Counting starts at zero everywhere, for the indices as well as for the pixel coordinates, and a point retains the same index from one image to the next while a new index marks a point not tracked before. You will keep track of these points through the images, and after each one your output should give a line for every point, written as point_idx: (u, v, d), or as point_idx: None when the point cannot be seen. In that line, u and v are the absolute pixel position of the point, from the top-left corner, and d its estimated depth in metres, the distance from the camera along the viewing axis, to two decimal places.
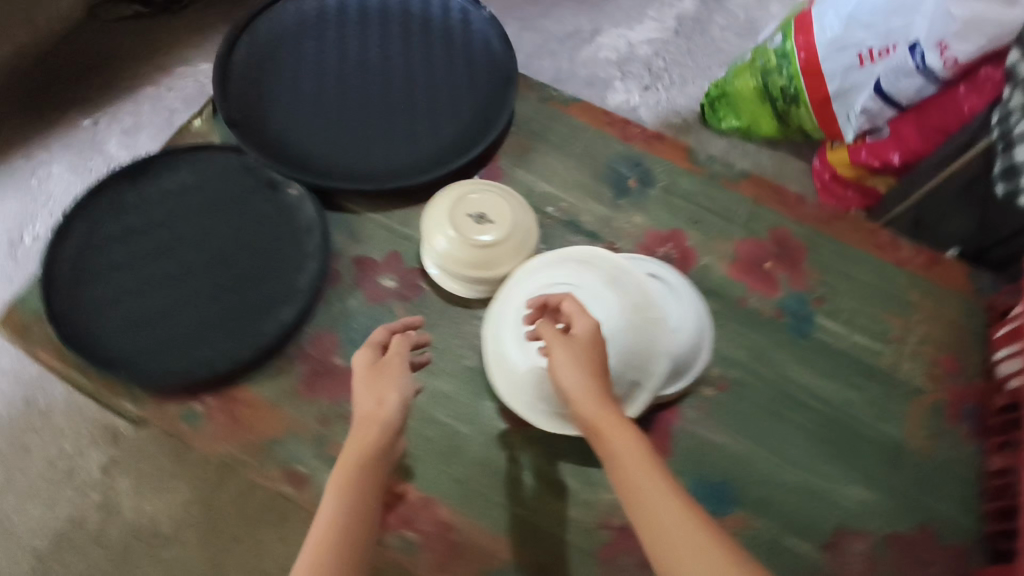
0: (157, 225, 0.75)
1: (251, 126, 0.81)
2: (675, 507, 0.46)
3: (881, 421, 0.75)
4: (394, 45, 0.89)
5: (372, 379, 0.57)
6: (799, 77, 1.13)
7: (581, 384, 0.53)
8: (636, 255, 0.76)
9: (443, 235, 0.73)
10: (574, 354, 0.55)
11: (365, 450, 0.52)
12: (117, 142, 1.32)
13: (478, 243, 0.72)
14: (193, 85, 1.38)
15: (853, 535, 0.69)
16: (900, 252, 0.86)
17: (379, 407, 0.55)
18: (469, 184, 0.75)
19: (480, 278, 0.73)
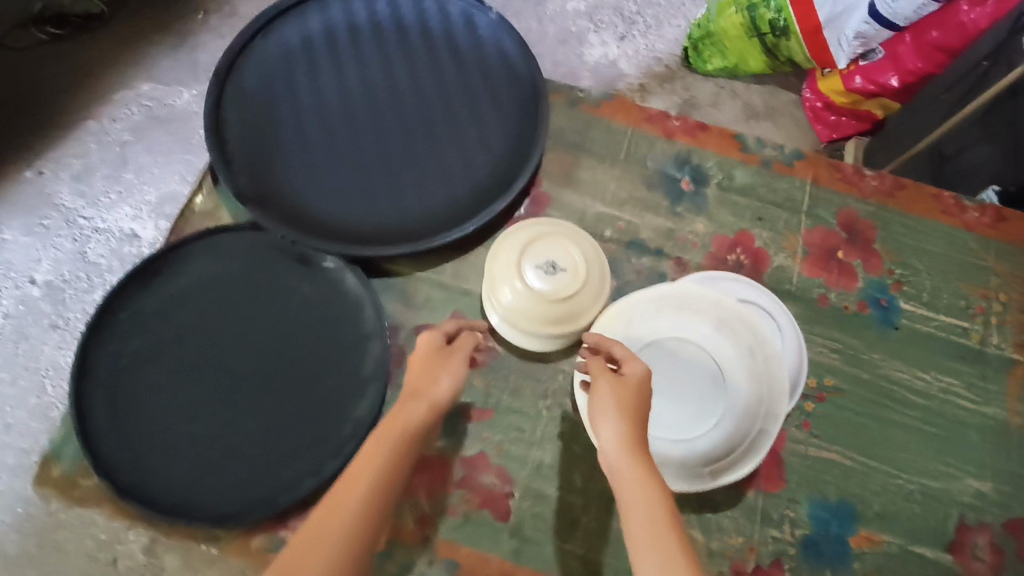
0: (188, 334, 0.67)
1: (267, 196, 0.71)
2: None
3: (980, 404, 0.73)
4: (399, 72, 0.80)
5: (433, 359, 0.57)
6: (787, 8, 1.25)
7: (620, 433, 0.45)
8: (714, 276, 0.70)
9: (510, 287, 0.67)
10: (619, 394, 0.48)
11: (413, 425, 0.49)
12: (70, 189, 1.17)
13: (551, 295, 0.65)
14: (139, 111, 1.23)
15: (977, 529, 0.67)
16: (967, 214, 0.81)
17: (425, 391, 0.54)
18: (543, 227, 0.68)
19: (557, 332, 0.66)
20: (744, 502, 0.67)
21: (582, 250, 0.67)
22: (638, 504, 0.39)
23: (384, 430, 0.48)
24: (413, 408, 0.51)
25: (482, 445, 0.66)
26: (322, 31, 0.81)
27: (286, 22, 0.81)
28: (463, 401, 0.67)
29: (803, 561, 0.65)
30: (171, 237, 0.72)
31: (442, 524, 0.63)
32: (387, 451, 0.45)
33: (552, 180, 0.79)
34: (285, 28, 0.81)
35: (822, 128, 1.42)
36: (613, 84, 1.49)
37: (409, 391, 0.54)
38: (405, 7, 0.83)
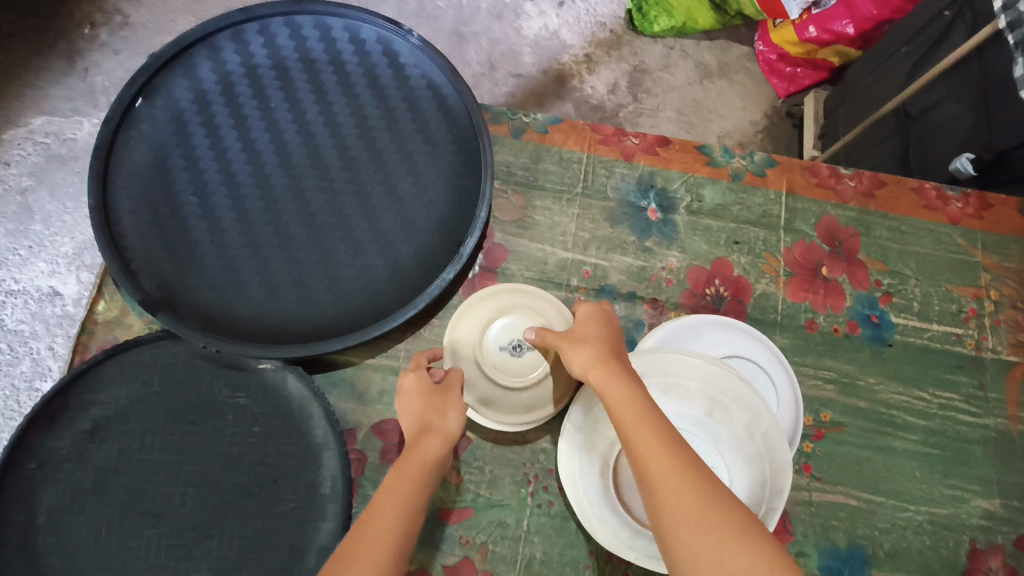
0: (112, 473, 0.59)
1: (180, 298, 0.63)
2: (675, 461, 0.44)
3: (982, 415, 0.68)
4: (315, 122, 0.70)
5: (433, 397, 0.57)
6: None
7: (591, 354, 0.54)
8: (701, 327, 0.63)
9: (478, 375, 0.62)
10: (578, 339, 0.56)
11: (421, 478, 0.51)
12: (9, 244, 1.21)
13: (516, 377, 0.63)
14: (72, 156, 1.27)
15: (989, 552, 0.64)
16: (950, 206, 0.76)
17: (432, 428, 0.55)
18: (497, 301, 0.65)
19: (536, 417, 0.61)
20: None
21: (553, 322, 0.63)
22: (621, 406, 0.48)
23: (393, 484, 0.50)
24: (419, 457, 0.53)
25: (464, 550, 0.60)
26: (217, 82, 0.70)
27: (171, 76, 0.69)
28: (438, 503, 0.61)
29: None
30: (76, 361, 0.63)
31: None
32: (394, 500, 0.49)
33: (505, 227, 0.71)
34: (172, 83, 0.69)
35: (777, 81, 1.37)
36: (557, 57, 1.38)
37: (413, 435, 0.55)
38: (312, 40, 0.72)
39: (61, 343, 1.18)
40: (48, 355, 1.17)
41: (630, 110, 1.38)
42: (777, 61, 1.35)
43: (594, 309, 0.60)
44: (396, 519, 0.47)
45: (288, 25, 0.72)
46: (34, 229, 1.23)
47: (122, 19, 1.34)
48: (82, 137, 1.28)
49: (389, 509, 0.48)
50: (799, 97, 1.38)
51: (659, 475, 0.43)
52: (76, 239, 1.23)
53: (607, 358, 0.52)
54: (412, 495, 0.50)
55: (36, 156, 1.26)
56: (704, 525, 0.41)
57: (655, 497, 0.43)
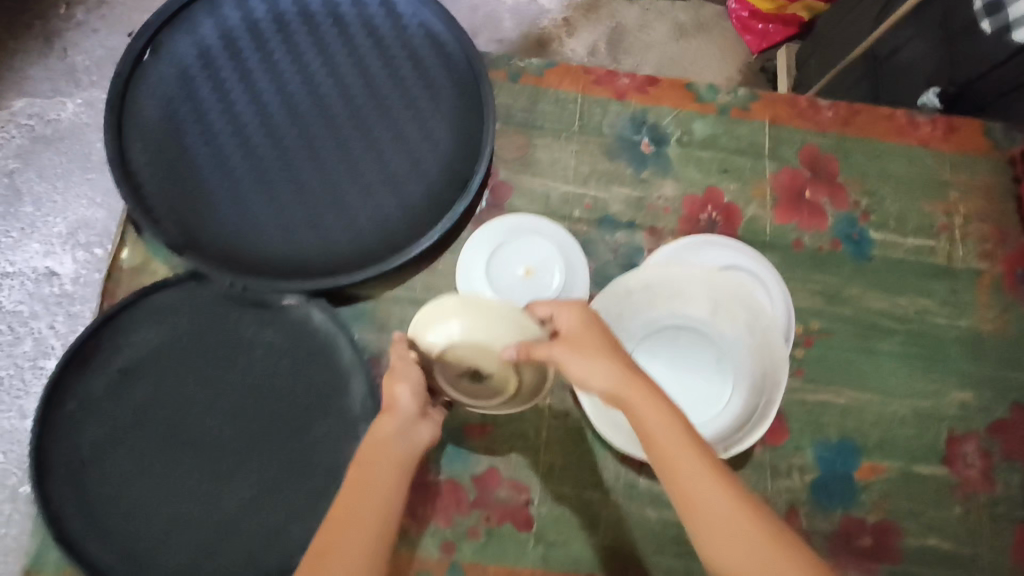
0: (149, 408, 0.62)
1: (202, 242, 0.65)
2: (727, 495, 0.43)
3: (955, 318, 0.74)
4: (318, 72, 0.72)
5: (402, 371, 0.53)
6: None
7: (611, 366, 0.48)
8: (698, 245, 0.68)
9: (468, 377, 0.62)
10: (584, 346, 0.50)
11: (387, 458, 0.47)
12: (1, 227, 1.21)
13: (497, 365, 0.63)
14: (58, 138, 1.26)
15: (965, 438, 0.70)
16: (920, 129, 0.81)
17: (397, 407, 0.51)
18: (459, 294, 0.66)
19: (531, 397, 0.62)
20: (752, 461, 0.68)
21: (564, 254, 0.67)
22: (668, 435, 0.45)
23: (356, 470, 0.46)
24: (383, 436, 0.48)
25: (489, 459, 0.65)
26: (220, 37, 0.72)
27: (174, 32, 0.71)
28: (461, 420, 0.65)
29: (816, 504, 0.67)
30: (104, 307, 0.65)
31: (466, 546, 0.62)
32: (363, 486, 0.45)
33: (508, 166, 0.74)
34: (175, 39, 0.71)
35: (750, 38, 1.42)
36: (536, 21, 1.41)
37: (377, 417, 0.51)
38: None
39: (62, 322, 1.18)
40: (50, 334, 1.17)
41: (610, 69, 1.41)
42: (750, 17, 1.40)
43: (584, 310, 0.54)
44: (363, 505, 0.44)
45: None
46: (25, 211, 1.23)
47: None
48: (67, 117, 1.28)
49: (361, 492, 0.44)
50: (771, 52, 1.43)
51: (701, 504, 0.42)
52: (69, 219, 1.23)
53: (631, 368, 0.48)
54: (380, 477, 0.45)
55: (21, 138, 1.25)
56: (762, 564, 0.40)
57: (699, 524, 0.42)
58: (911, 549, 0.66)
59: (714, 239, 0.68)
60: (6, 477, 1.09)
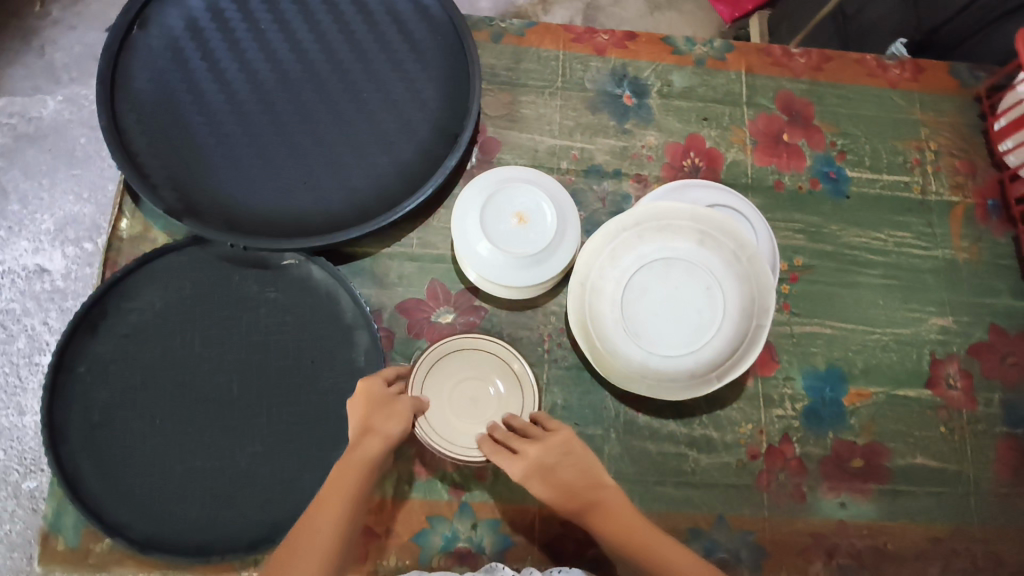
0: (157, 370, 0.63)
1: (200, 207, 0.67)
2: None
3: (931, 249, 0.77)
4: (305, 39, 0.74)
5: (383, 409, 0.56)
6: None
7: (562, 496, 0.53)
8: (680, 187, 0.70)
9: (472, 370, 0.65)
10: (540, 477, 0.53)
11: (359, 475, 0.51)
12: None
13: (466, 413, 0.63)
14: (41, 136, 1.26)
15: (945, 360, 0.73)
16: (889, 72, 0.84)
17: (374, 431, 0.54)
18: (463, 236, 0.66)
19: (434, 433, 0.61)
20: (746, 393, 0.70)
21: (553, 197, 0.66)
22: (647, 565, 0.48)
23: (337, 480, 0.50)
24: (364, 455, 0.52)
25: None
26: (206, 9, 0.73)
27: (162, 6, 0.72)
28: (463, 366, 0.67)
29: (809, 430, 0.69)
30: (106, 275, 0.66)
31: (474, 486, 0.64)
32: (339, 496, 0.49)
33: (495, 122, 0.76)
34: (163, 12, 0.72)
35: (723, 8, 1.45)
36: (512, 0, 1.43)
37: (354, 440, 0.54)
38: None
39: (55, 318, 1.17)
40: (43, 330, 1.16)
41: None
42: None
43: (533, 465, 0.53)
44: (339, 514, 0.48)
45: None
46: (10, 208, 1.21)
47: None
48: (48, 115, 1.27)
49: (330, 507, 0.48)
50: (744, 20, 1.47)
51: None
52: (56, 215, 1.23)
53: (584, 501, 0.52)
54: (349, 487, 0.50)
55: (3, 137, 1.24)
56: None
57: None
58: (899, 468, 0.69)
59: (694, 183, 0.70)
60: (7, 475, 1.08)
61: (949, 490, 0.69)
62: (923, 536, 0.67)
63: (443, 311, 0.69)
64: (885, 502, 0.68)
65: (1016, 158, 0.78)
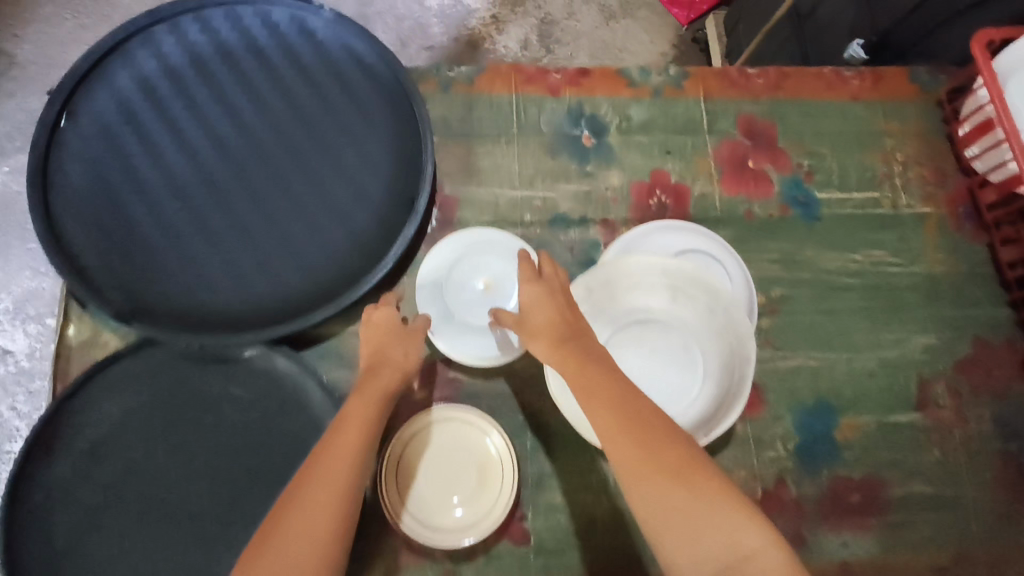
0: (123, 486, 0.60)
1: (151, 306, 0.63)
2: (706, 500, 0.42)
3: (907, 265, 0.76)
4: (246, 112, 0.71)
5: (394, 339, 0.57)
6: None
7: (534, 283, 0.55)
8: (658, 227, 0.68)
9: (467, 448, 0.63)
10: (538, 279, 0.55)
11: (387, 384, 0.53)
12: None
13: (439, 470, 0.62)
14: None
15: (932, 380, 0.72)
16: (849, 83, 0.82)
17: (389, 360, 0.55)
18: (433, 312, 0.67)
19: (418, 441, 0.63)
20: (736, 438, 0.68)
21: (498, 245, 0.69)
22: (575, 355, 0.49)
23: (369, 385, 0.52)
24: (383, 385, 0.52)
25: None
26: (138, 88, 0.70)
27: (91, 90, 0.69)
28: None
29: (803, 469, 0.68)
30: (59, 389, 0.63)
31: (466, 569, 0.62)
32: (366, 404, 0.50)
33: (453, 180, 0.73)
34: (92, 98, 0.68)
35: (677, 11, 1.44)
36: (464, 22, 1.40)
37: (368, 367, 0.54)
38: (224, 30, 0.72)
39: (23, 401, 1.12)
40: (12, 416, 1.11)
41: (545, 61, 1.41)
42: None
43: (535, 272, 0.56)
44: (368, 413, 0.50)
45: (198, 20, 0.72)
46: None
47: (8, 59, 1.28)
48: None
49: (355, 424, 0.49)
50: (700, 21, 1.45)
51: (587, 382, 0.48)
52: (15, 293, 1.18)
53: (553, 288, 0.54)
54: (376, 395, 0.51)
55: None
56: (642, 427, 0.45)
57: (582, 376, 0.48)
58: (896, 498, 0.68)
59: (672, 225, 0.69)
60: None
61: (950, 515, 0.68)
62: (929, 566, 0.66)
63: (420, 388, 0.66)
64: (886, 535, 0.67)
65: (983, 164, 0.77)
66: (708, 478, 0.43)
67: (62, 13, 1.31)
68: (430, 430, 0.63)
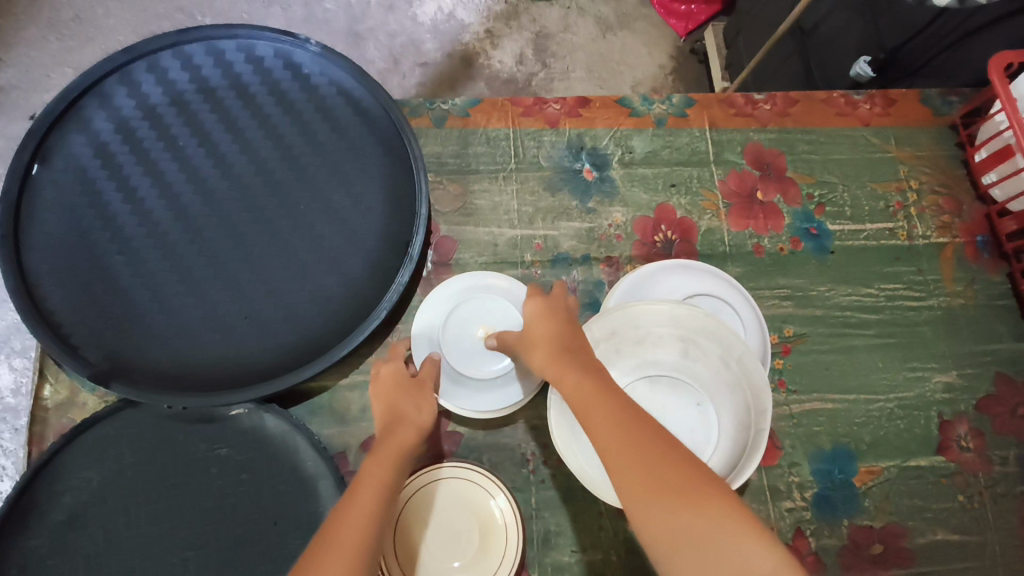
0: (102, 557, 0.57)
1: (130, 363, 0.60)
2: (711, 518, 0.37)
3: (924, 297, 0.73)
4: (230, 153, 0.67)
5: (405, 391, 0.54)
6: None
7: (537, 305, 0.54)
8: (675, 267, 0.65)
9: (470, 507, 0.59)
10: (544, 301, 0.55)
11: (405, 442, 0.49)
12: None
13: (439, 532, 0.58)
14: None
15: (954, 420, 0.69)
16: (859, 108, 0.79)
17: (406, 418, 0.51)
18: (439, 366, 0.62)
19: (417, 500, 0.59)
20: (750, 487, 0.65)
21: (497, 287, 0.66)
22: (575, 370, 0.47)
23: (386, 441, 0.48)
24: (402, 442, 0.49)
25: None
26: (115, 131, 0.67)
27: (65, 134, 0.65)
28: None
29: (822, 520, 0.64)
30: (34, 453, 0.60)
31: None
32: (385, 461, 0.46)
33: (449, 219, 0.70)
34: (67, 142, 0.65)
35: (675, 22, 1.39)
36: (458, 37, 1.36)
37: (384, 424, 0.51)
38: (206, 67, 0.69)
39: (9, 438, 1.08)
40: None
41: (542, 76, 1.37)
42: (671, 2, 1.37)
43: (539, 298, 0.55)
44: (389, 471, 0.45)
45: (178, 56, 0.69)
46: None
47: None
48: None
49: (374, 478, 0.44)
50: (698, 34, 1.42)
51: (583, 395, 0.45)
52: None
53: (556, 309, 0.54)
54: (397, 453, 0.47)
55: None
56: (643, 437, 0.41)
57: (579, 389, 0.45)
58: (921, 547, 0.64)
59: (690, 265, 0.66)
60: None
61: (979, 564, 0.64)
62: None
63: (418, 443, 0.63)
64: None
65: (1001, 191, 0.74)
66: (720, 500, 0.37)
67: (45, 36, 1.27)
68: (430, 488, 0.59)
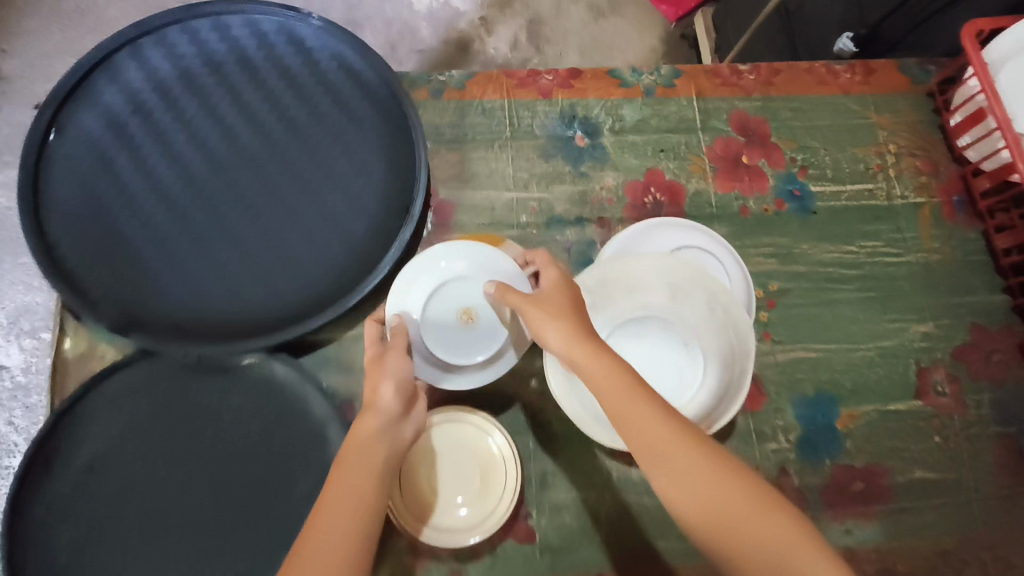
0: (123, 499, 0.60)
1: (146, 319, 0.63)
2: (756, 517, 0.40)
3: (903, 254, 0.76)
4: (237, 123, 0.71)
5: (373, 371, 0.51)
6: None
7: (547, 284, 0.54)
8: (660, 224, 0.69)
9: (468, 446, 0.63)
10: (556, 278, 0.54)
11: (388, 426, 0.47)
12: None
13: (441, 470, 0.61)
14: None
15: (931, 368, 0.72)
16: (840, 77, 0.83)
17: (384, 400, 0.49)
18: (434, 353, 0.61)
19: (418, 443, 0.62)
20: (737, 431, 0.68)
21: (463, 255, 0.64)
22: (597, 356, 0.47)
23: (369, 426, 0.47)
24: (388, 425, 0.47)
25: None
26: (126, 104, 0.69)
27: (77, 107, 0.68)
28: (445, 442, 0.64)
29: (805, 461, 0.68)
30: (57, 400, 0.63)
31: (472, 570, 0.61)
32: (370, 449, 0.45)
33: (447, 184, 0.74)
34: (79, 114, 0.67)
35: (666, 8, 1.45)
36: (454, 24, 1.40)
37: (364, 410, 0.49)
38: (212, 42, 0.72)
39: (21, 416, 1.10)
40: (10, 431, 1.09)
41: (536, 60, 1.40)
42: None
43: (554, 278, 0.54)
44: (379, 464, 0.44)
45: (185, 31, 0.71)
46: None
47: None
48: None
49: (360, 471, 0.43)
50: (688, 18, 1.45)
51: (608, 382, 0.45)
52: (8, 308, 1.16)
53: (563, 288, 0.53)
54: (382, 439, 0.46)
55: None
56: (677, 438, 0.43)
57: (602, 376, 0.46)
58: (899, 485, 0.68)
59: (674, 223, 0.69)
60: None
61: (954, 500, 0.68)
62: (932, 552, 0.66)
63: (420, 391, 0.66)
64: (889, 522, 0.67)
65: (975, 153, 0.77)
66: (768, 511, 0.40)
67: (48, 26, 1.30)
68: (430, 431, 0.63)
